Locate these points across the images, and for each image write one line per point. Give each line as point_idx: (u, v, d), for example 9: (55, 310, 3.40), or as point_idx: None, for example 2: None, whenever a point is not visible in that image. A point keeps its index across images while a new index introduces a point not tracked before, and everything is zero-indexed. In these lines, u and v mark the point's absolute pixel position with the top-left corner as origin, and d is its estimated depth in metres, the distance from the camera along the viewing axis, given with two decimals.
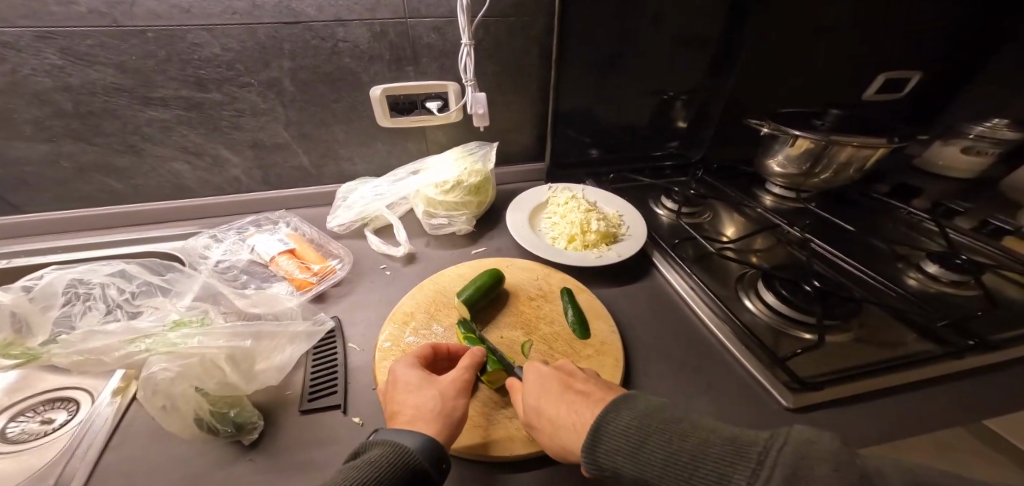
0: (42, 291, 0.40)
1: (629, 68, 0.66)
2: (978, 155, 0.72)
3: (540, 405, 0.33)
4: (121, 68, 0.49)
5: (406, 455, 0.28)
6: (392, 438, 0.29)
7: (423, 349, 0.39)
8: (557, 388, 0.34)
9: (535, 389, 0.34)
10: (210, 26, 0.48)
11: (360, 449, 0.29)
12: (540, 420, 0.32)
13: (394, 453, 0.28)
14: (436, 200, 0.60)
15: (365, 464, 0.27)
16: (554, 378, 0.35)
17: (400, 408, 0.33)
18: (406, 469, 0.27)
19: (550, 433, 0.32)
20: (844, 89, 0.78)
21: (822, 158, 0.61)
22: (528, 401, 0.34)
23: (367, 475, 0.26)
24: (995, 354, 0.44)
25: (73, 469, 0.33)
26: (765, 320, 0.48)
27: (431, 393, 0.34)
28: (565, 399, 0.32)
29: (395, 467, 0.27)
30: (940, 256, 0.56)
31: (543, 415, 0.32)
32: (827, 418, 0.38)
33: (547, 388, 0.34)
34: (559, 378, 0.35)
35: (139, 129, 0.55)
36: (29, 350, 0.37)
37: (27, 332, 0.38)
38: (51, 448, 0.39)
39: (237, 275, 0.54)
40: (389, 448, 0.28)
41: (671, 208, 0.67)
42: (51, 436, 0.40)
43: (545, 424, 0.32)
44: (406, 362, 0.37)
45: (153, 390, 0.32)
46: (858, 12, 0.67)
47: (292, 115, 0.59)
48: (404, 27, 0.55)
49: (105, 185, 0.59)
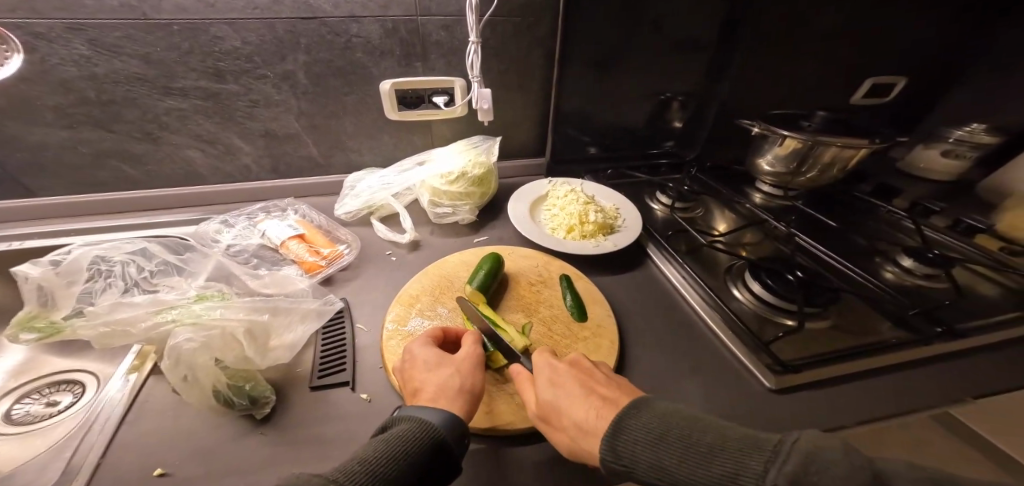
0: (68, 267, 0.42)
1: (629, 69, 0.69)
2: (954, 158, 0.77)
3: (559, 403, 0.32)
4: (145, 59, 0.51)
5: (432, 431, 0.29)
6: (419, 413, 0.31)
7: (435, 330, 0.42)
8: (578, 387, 0.33)
9: (553, 387, 0.34)
10: (232, 20, 0.51)
11: (387, 423, 0.31)
12: (559, 419, 0.32)
13: (420, 427, 0.29)
14: (441, 190, 0.62)
15: (394, 437, 0.29)
16: (573, 378, 0.34)
17: (422, 386, 0.35)
18: (431, 444, 0.29)
19: (567, 431, 0.31)
20: (833, 94, 0.81)
21: (808, 158, 0.64)
22: (541, 395, 0.34)
23: (397, 448, 0.28)
24: (961, 341, 0.47)
25: (92, 439, 0.34)
26: (751, 308, 0.51)
27: (449, 374, 0.36)
28: (586, 400, 0.32)
29: (422, 442, 0.29)
30: (914, 251, 0.60)
31: (562, 415, 0.32)
32: (809, 397, 0.41)
33: (565, 388, 0.34)
34: (578, 380, 0.34)
35: (157, 117, 0.57)
36: (53, 325, 0.39)
37: (54, 306, 0.41)
38: (54, 431, 0.41)
39: (248, 258, 0.56)
40: (415, 423, 0.30)
41: (665, 203, 0.70)
42: (57, 419, 0.42)
43: (563, 426, 0.31)
44: (422, 343, 0.39)
45: (176, 358, 0.34)
46: (845, 21, 0.70)
47: (305, 107, 0.62)
48: (415, 25, 0.57)
49: (120, 171, 0.61)
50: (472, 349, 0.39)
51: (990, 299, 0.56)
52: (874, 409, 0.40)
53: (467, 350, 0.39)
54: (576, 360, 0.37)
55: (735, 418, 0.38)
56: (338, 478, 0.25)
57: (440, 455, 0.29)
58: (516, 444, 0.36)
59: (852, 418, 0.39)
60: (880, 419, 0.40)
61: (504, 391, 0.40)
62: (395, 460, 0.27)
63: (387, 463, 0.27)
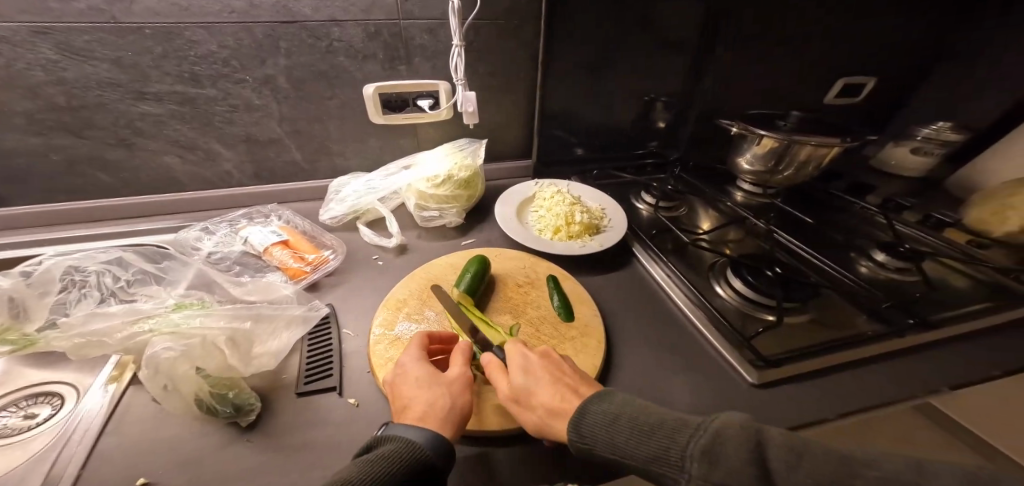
0: (41, 277, 0.40)
1: (611, 71, 0.70)
2: (925, 155, 0.81)
3: (529, 387, 0.34)
4: (116, 63, 0.50)
5: (418, 452, 0.29)
6: (405, 433, 0.31)
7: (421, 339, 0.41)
8: (548, 375, 0.34)
9: (524, 375, 0.35)
10: (208, 24, 0.50)
11: (372, 442, 0.31)
12: (528, 401, 0.33)
13: (404, 447, 0.29)
14: (427, 194, 0.62)
15: (379, 459, 0.28)
16: (544, 367, 0.35)
17: (410, 404, 0.35)
18: (417, 465, 0.29)
19: (538, 415, 0.32)
20: (810, 94, 0.84)
21: (785, 157, 0.66)
22: (514, 381, 0.35)
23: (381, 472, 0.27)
24: (933, 332, 0.49)
25: (70, 452, 0.33)
26: (733, 304, 0.52)
27: (435, 392, 0.35)
28: (552, 386, 0.33)
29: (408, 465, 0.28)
30: (887, 246, 0.62)
31: (531, 398, 0.33)
32: (790, 392, 0.42)
33: (536, 374, 0.35)
34: (548, 368, 0.35)
35: (132, 123, 0.56)
36: (26, 337, 0.36)
37: (25, 317, 0.38)
38: (34, 442, 0.36)
39: (231, 265, 0.55)
40: (400, 442, 0.30)
41: (650, 203, 0.71)
42: (35, 432, 0.37)
43: (532, 407, 0.33)
44: (411, 360, 0.39)
45: (155, 369, 0.33)
46: (816, 24, 0.73)
47: (286, 111, 0.61)
48: (398, 28, 0.57)
49: (94, 178, 0.59)
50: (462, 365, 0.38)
51: (961, 290, 0.58)
52: (852, 401, 0.41)
53: (456, 369, 0.38)
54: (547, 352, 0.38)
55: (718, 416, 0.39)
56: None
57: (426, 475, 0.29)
58: (506, 445, 0.36)
59: (833, 411, 0.40)
60: (859, 411, 0.41)
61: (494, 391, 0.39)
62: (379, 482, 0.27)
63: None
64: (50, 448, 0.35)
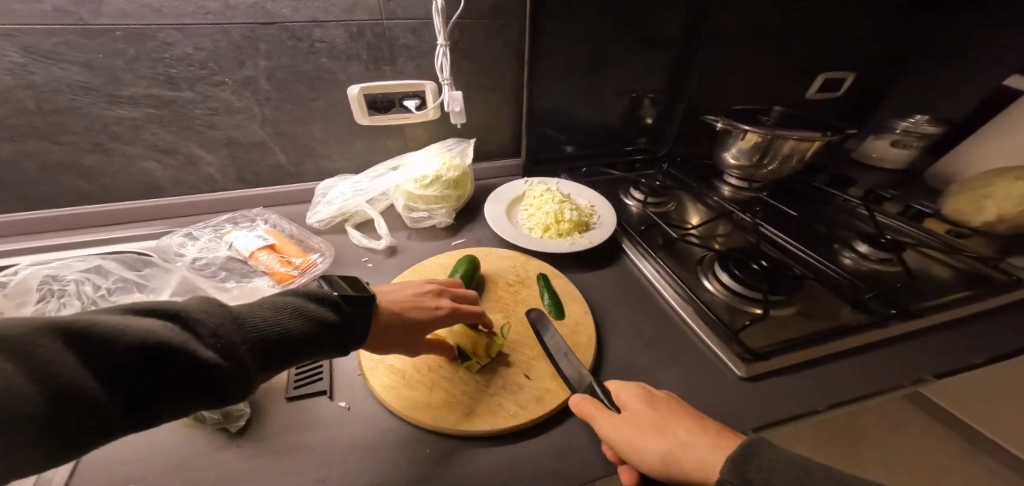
0: (15, 289, 0.40)
1: (596, 69, 0.71)
2: (903, 148, 0.82)
3: (663, 417, 0.33)
4: (87, 66, 0.48)
5: (343, 323, 0.32)
6: (347, 305, 0.33)
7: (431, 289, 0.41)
8: (677, 408, 0.34)
9: (651, 405, 0.34)
10: (183, 26, 0.49)
11: (321, 296, 0.32)
12: (662, 429, 0.32)
13: (320, 316, 0.31)
14: (415, 194, 0.62)
15: (309, 312, 0.30)
16: (669, 400, 0.35)
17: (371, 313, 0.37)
18: (335, 332, 0.31)
19: (675, 456, 0.30)
20: (792, 89, 0.86)
21: (769, 151, 0.67)
22: (639, 410, 0.34)
23: (302, 326, 0.29)
24: (915, 321, 0.50)
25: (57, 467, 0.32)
26: (721, 298, 0.53)
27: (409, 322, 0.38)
28: (691, 418, 0.33)
29: (326, 329, 0.31)
30: (868, 237, 0.63)
31: (666, 426, 0.32)
32: (778, 384, 0.42)
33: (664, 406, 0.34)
34: (676, 403, 0.35)
35: (107, 127, 0.54)
36: None
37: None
38: None
39: (216, 271, 0.54)
40: (321, 310, 0.31)
41: (639, 199, 0.72)
42: None
43: (665, 434, 0.32)
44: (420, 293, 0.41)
45: None
46: (796, 20, 0.74)
47: (268, 113, 0.60)
48: (381, 28, 0.57)
49: (70, 185, 0.57)
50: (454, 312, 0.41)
51: (944, 278, 0.59)
52: (838, 392, 0.42)
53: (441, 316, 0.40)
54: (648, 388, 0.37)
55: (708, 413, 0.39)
56: (242, 328, 0.26)
57: (332, 343, 0.31)
58: (500, 443, 0.36)
59: (818, 402, 0.41)
60: (845, 402, 0.41)
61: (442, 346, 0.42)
62: (293, 333, 0.29)
63: (285, 332, 0.28)
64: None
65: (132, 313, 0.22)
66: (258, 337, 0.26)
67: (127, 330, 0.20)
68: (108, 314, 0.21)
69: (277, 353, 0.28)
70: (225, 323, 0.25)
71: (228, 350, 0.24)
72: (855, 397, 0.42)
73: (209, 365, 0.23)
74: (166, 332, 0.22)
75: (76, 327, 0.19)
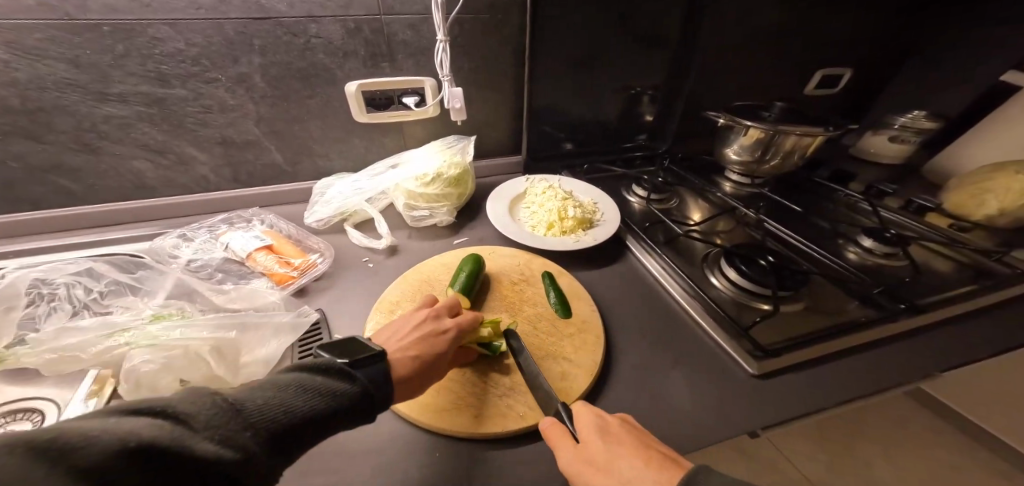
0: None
1: (597, 65, 0.70)
2: (901, 143, 0.83)
3: (610, 449, 0.29)
4: (74, 63, 0.47)
5: (361, 395, 0.29)
6: (357, 374, 0.30)
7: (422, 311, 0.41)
8: (632, 438, 0.30)
9: (604, 435, 0.30)
10: (173, 21, 0.47)
11: (331, 366, 0.29)
12: (608, 464, 0.28)
13: (331, 389, 0.28)
14: (416, 193, 0.61)
15: (321, 388, 0.27)
16: (627, 429, 0.31)
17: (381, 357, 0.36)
18: (352, 406, 0.28)
19: None
20: (791, 86, 0.86)
21: (771, 147, 0.67)
22: (590, 440, 0.30)
23: (315, 405, 0.26)
24: (924, 315, 0.49)
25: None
26: (728, 294, 0.52)
27: (425, 347, 0.37)
28: (644, 452, 0.29)
29: (342, 404, 0.28)
30: (873, 231, 0.63)
31: (613, 461, 0.28)
32: (789, 381, 0.42)
33: (618, 437, 0.30)
34: (634, 433, 0.31)
35: (95, 126, 0.52)
36: None
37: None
38: None
39: (212, 273, 0.52)
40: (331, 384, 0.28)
41: (641, 196, 0.72)
42: None
43: (610, 470, 0.28)
44: (426, 315, 0.40)
45: (135, 383, 0.31)
46: (794, 17, 0.74)
47: (263, 111, 0.59)
48: (379, 24, 0.55)
49: (58, 186, 0.55)
50: (464, 324, 0.40)
51: (947, 273, 0.59)
52: (848, 388, 0.42)
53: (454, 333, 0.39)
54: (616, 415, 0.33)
55: (721, 412, 0.39)
56: (247, 415, 0.23)
57: (348, 418, 0.28)
58: (512, 445, 0.35)
59: (829, 399, 0.40)
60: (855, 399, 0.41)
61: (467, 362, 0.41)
62: (305, 415, 0.25)
63: (297, 416, 0.25)
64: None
65: (115, 413, 0.18)
66: (267, 424, 0.23)
67: (120, 437, 0.17)
68: (86, 421, 0.17)
69: (286, 443, 0.24)
70: (223, 413, 0.22)
71: (235, 445, 0.21)
72: (865, 393, 0.42)
73: (215, 463, 0.20)
74: (160, 434, 0.18)
75: (48, 441, 0.15)
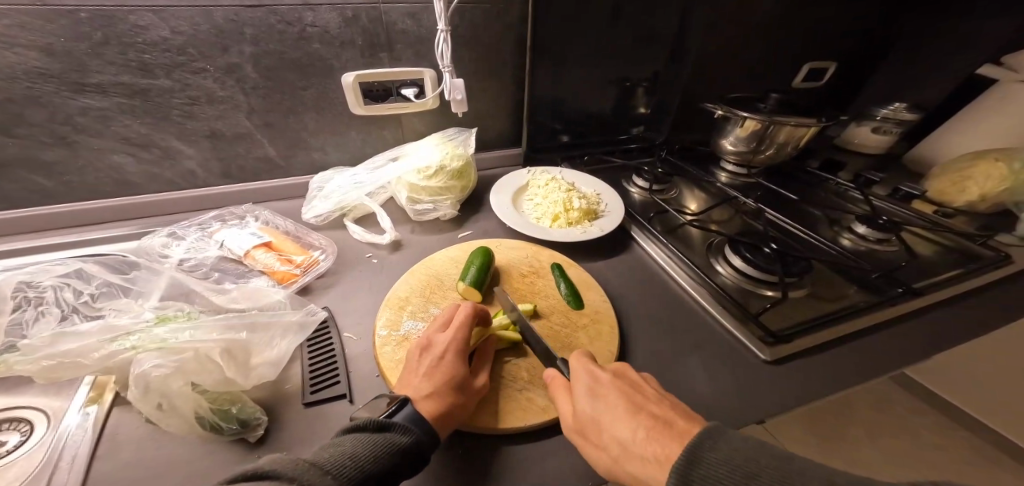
0: None
1: (595, 58, 0.70)
2: (884, 134, 0.87)
3: (600, 417, 0.31)
4: (46, 51, 0.43)
5: (419, 442, 0.29)
6: (404, 421, 0.30)
7: (422, 344, 0.38)
8: (622, 402, 0.31)
9: (591, 397, 0.33)
10: (158, 8, 0.44)
11: (384, 423, 0.30)
12: (601, 435, 0.30)
13: (379, 442, 0.28)
14: (419, 186, 0.59)
15: (382, 441, 0.28)
16: (618, 392, 0.32)
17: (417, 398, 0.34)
18: (414, 454, 0.29)
19: (608, 450, 0.29)
20: (780, 79, 0.88)
21: (766, 138, 0.69)
22: (581, 405, 0.32)
23: (382, 457, 0.27)
24: (918, 298, 0.52)
25: (60, 481, 0.29)
26: (734, 281, 0.54)
27: (450, 387, 0.34)
28: (633, 418, 0.29)
29: (406, 454, 0.28)
30: (866, 218, 0.66)
31: (602, 430, 0.30)
32: (800, 367, 0.44)
33: (608, 399, 0.32)
34: (625, 394, 0.32)
35: (71, 119, 0.48)
36: None
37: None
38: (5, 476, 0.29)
39: (208, 272, 0.50)
40: (377, 437, 0.28)
41: (642, 186, 0.73)
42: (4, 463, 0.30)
43: (604, 444, 0.30)
44: (419, 360, 0.37)
45: (145, 388, 0.30)
46: (785, 11, 0.76)
47: (255, 103, 0.56)
48: (377, 13, 0.54)
49: (30, 183, 0.51)
50: (456, 343, 0.38)
51: (934, 257, 0.62)
52: (854, 372, 0.43)
53: (453, 358, 0.36)
54: (620, 374, 0.35)
55: (740, 399, 0.40)
56: (329, 470, 0.24)
57: (412, 467, 0.29)
58: (540, 437, 0.36)
59: (838, 383, 0.42)
60: (862, 383, 0.43)
61: (488, 353, 0.40)
62: (378, 468, 0.26)
63: (373, 469, 0.26)
64: (40, 473, 0.29)
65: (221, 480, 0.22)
66: (350, 476, 0.25)
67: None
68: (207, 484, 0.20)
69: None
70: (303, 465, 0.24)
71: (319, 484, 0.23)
72: (871, 377, 0.43)
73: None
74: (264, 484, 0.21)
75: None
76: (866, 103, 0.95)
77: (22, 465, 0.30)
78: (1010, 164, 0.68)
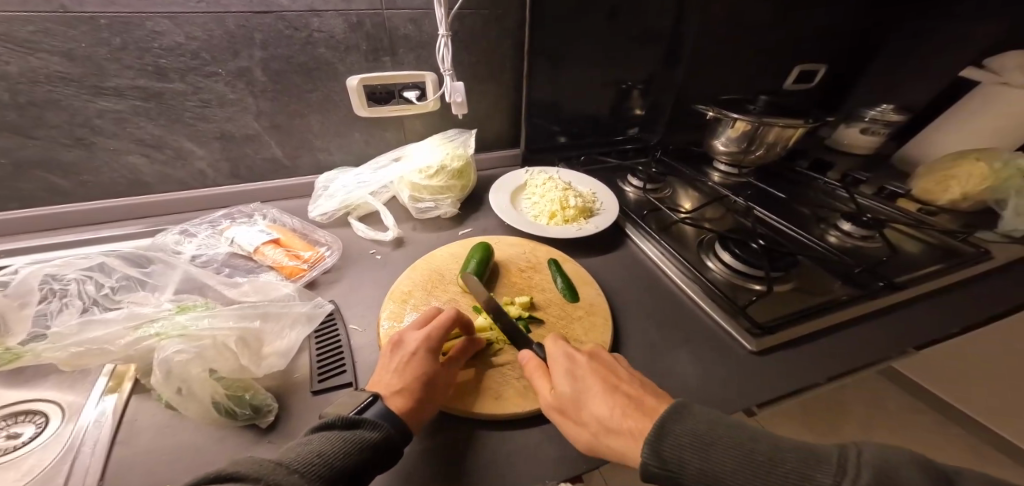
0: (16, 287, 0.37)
1: (592, 60, 0.72)
2: (872, 135, 0.89)
3: (581, 398, 0.34)
4: (68, 56, 0.45)
5: (388, 437, 0.30)
6: (372, 419, 0.31)
7: (394, 342, 0.39)
8: (599, 383, 0.34)
9: (571, 378, 0.35)
10: (173, 14, 0.47)
11: (353, 420, 0.30)
12: (582, 414, 0.33)
13: (348, 439, 0.28)
14: (421, 185, 0.62)
15: (353, 439, 0.28)
16: (594, 374, 0.35)
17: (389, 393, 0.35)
18: (383, 451, 0.30)
19: (589, 427, 0.32)
20: (771, 81, 0.91)
21: (756, 139, 0.71)
22: (561, 386, 0.35)
23: (352, 454, 0.28)
24: (900, 292, 0.54)
25: (83, 464, 0.31)
26: (723, 276, 0.56)
27: (421, 384, 0.35)
28: (610, 398, 0.33)
29: (377, 449, 0.29)
30: (852, 216, 0.68)
31: (582, 410, 0.33)
32: (785, 356, 0.46)
33: (586, 382, 0.35)
34: (600, 375, 0.35)
35: (89, 121, 0.51)
36: (9, 350, 0.32)
37: (5, 331, 0.34)
38: (27, 462, 0.31)
39: (219, 268, 0.52)
40: (345, 435, 0.29)
41: (637, 186, 0.75)
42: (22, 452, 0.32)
43: (584, 421, 0.33)
44: (390, 358, 0.38)
45: (168, 374, 0.32)
46: (776, 15, 0.79)
47: (264, 106, 0.58)
48: (381, 19, 0.56)
49: (47, 182, 0.53)
50: (427, 339, 0.39)
51: (918, 253, 0.65)
52: (836, 360, 0.46)
53: (424, 354, 0.38)
54: (595, 355, 0.38)
55: (726, 388, 0.42)
56: (297, 469, 0.25)
57: (384, 461, 0.30)
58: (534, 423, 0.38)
59: (820, 372, 0.44)
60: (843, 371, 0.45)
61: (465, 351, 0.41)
62: (347, 464, 0.27)
63: (343, 464, 0.27)
64: (62, 460, 0.31)
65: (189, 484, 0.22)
66: (319, 473, 0.25)
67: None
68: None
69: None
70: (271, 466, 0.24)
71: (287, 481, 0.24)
72: (852, 365, 0.46)
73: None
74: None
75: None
76: (857, 103, 0.97)
77: (43, 452, 0.32)
78: (990, 164, 0.70)
